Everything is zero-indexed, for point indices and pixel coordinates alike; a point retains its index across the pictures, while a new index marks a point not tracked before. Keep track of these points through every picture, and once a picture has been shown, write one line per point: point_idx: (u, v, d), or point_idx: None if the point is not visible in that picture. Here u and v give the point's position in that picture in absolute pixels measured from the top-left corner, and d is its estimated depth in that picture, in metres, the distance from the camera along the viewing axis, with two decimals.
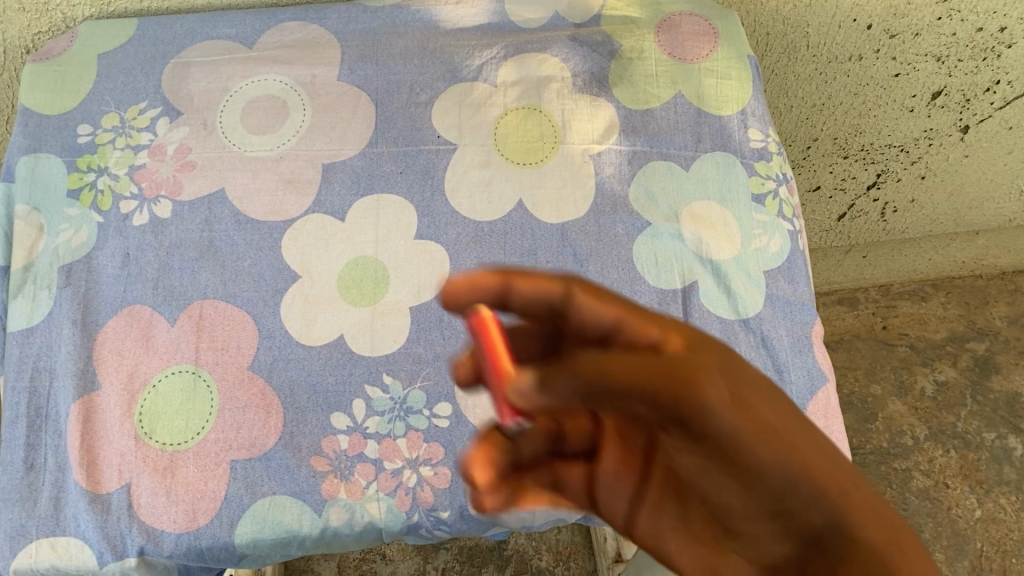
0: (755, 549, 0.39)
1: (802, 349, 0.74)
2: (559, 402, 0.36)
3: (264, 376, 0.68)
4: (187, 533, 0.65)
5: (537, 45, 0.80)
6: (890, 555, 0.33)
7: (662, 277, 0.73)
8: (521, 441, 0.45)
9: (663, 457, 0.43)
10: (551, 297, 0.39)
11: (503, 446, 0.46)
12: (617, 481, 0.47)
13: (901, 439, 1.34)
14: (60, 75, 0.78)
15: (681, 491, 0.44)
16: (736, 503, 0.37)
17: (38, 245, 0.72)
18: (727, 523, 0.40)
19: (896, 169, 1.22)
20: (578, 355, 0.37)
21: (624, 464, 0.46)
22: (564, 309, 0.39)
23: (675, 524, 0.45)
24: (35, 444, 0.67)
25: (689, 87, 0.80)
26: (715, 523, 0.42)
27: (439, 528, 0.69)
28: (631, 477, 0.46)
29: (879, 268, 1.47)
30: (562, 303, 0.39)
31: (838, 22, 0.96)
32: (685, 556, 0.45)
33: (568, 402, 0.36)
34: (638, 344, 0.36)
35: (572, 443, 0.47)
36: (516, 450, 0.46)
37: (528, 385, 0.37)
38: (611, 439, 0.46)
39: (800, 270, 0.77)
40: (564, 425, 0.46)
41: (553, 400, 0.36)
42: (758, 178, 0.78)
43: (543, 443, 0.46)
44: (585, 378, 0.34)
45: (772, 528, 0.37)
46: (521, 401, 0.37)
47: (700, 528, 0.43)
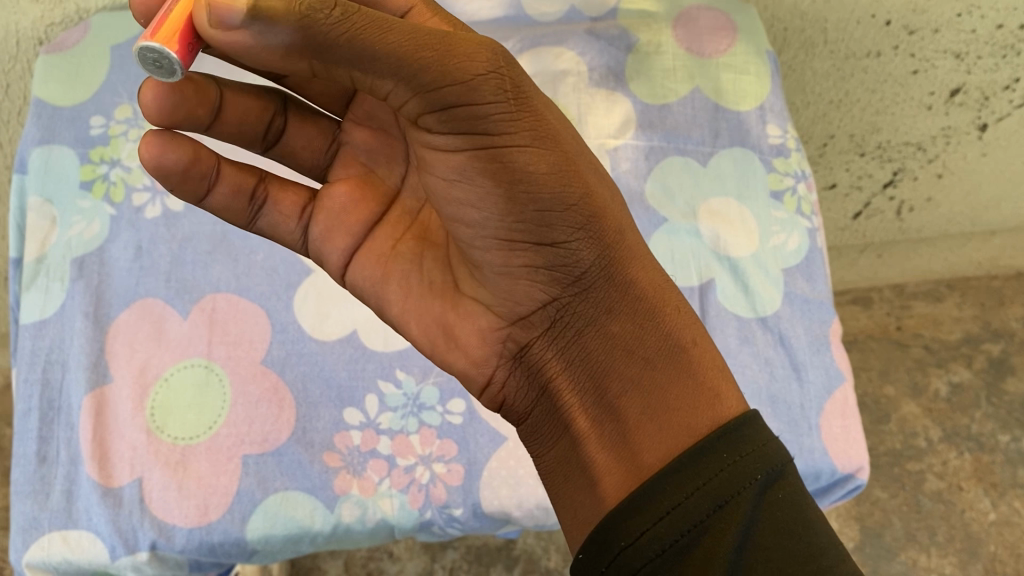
0: (590, 316, 0.51)
1: (820, 348, 0.73)
2: (266, 52, 0.39)
3: (277, 370, 0.68)
4: (199, 528, 0.64)
5: (553, 39, 0.80)
6: (712, 391, 0.49)
7: (679, 273, 0.73)
8: (260, 214, 0.55)
9: (509, 262, 0.50)
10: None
11: (323, 210, 0.55)
12: (386, 271, 0.55)
13: (913, 441, 1.27)
14: (74, 67, 0.77)
15: (475, 305, 0.54)
16: (578, 251, 0.49)
17: (51, 237, 0.71)
18: (576, 273, 0.50)
19: (913, 167, 1.18)
20: (436, 125, 0.43)
21: (402, 240, 0.55)
22: (401, 19, 0.51)
23: (504, 339, 0.53)
24: (48, 437, 0.67)
25: (706, 82, 0.79)
26: (543, 325, 0.52)
27: (453, 526, 0.67)
28: (385, 266, 0.55)
29: (892, 268, 1.38)
30: (404, 10, 0.51)
31: (857, 18, 0.95)
32: (508, 378, 0.54)
33: (439, 126, 0.43)
34: (506, 74, 0.41)
35: (312, 164, 0.57)
36: (340, 210, 0.55)
37: (236, 17, 0.38)
38: (387, 218, 0.55)
39: (819, 268, 0.76)
40: (319, 203, 0.55)
41: (272, 50, 0.39)
42: (776, 174, 0.78)
43: (355, 234, 0.55)
44: (339, 34, 0.37)
45: (518, 255, 0.49)
46: (223, 38, 0.39)
47: (522, 333, 0.53)
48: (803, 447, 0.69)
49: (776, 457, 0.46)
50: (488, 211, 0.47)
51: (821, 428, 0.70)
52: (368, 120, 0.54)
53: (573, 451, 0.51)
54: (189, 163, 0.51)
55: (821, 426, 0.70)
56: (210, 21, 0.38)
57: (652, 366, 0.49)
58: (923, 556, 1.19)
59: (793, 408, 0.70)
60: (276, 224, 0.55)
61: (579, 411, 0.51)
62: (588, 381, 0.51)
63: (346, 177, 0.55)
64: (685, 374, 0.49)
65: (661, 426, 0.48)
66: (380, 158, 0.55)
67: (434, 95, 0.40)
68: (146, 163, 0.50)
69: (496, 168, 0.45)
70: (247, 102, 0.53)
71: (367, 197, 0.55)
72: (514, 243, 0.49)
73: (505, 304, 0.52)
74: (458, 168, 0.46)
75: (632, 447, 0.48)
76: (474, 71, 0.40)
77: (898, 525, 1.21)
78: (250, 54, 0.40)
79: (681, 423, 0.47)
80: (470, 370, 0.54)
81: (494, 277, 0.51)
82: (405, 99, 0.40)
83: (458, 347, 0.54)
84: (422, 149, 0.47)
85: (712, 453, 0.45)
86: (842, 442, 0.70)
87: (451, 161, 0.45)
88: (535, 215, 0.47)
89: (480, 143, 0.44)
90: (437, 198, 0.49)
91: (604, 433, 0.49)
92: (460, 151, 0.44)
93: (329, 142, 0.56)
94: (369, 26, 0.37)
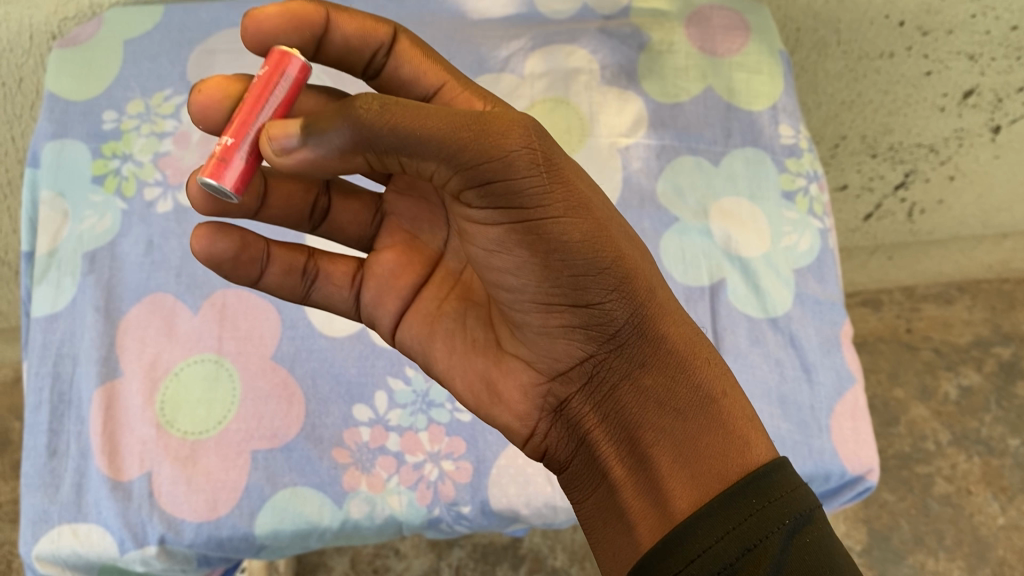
0: (625, 371, 0.51)
1: (831, 349, 0.72)
2: (325, 158, 0.42)
3: (287, 366, 0.68)
4: (208, 522, 0.64)
5: (565, 37, 0.80)
6: (743, 440, 0.47)
7: (689, 273, 0.73)
8: (313, 288, 0.56)
9: (548, 324, 0.50)
10: (371, 39, 0.53)
11: (373, 276, 0.56)
12: (432, 330, 0.55)
13: (923, 444, 1.26)
14: (86, 61, 0.76)
15: (518, 361, 0.53)
16: (614, 311, 0.49)
17: (63, 231, 0.71)
18: (612, 330, 0.50)
19: (925, 169, 1.17)
20: (477, 201, 0.43)
21: (447, 299, 0.56)
22: (433, 94, 0.53)
23: (546, 393, 0.53)
24: (58, 430, 0.67)
25: (718, 81, 0.79)
26: (580, 380, 0.52)
27: (461, 523, 0.67)
28: (432, 324, 0.55)
29: (903, 270, 1.37)
30: (437, 85, 0.53)
31: (870, 18, 0.95)
32: (549, 428, 0.54)
33: (478, 201, 0.43)
34: (538, 149, 0.41)
35: (358, 240, 0.58)
36: (389, 275, 0.56)
37: (292, 138, 0.42)
38: (432, 279, 0.56)
39: (831, 268, 0.75)
40: (369, 272, 0.56)
41: (329, 152, 0.41)
42: (788, 174, 0.77)
43: (405, 295, 0.56)
44: (380, 125, 0.39)
45: (559, 316, 0.49)
46: (284, 163, 0.43)
47: (561, 388, 0.53)
48: (812, 448, 0.69)
49: (805, 503, 0.44)
50: (526, 278, 0.47)
51: (831, 430, 0.70)
52: (408, 191, 0.56)
53: (611, 497, 0.51)
54: (237, 251, 0.52)
55: (831, 428, 0.70)
56: (274, 147, 0.43)
57: (684, 418, 0.49)
58: (931, 560, 1.18)
59: (803, 409, 0.70)
60: (329, 295, 0.57)
61: (614, 461, 0.51)
62: (623, 433, 0.51)
63: (393, 244, 0.56)
64: (715, 423, 0.48)
65: (693, 475, 0.47)
66: (425, 224, 0.56)
67: (474, 172, 0.40)
68: (199, 254, 0.52)
69: (534, 239, 0.45)
70: (291, 185, 0.56)
71: (413, 262, 0.56)
72: (553, 306, 0.48)
73: (545, 360, 0.52)
74: (498, 240, 0.46)
75: (666, 497, 0.47)
76: (509, 148, 0.40)
77: (907, 528, 1.20)
78: (317, 170, 0.43)
79: (711, 472, 0.46)
80: (514, 423, 0.54)
81: (533, 336, 0.51)
82: (447, 177, 0.41)
83: (501, 402, 0.54)
84: (464, 221, 0.47)
85: (741, 499, 0.44)
86: (852, 443, 0.70)
87: (491, 234, 0.46)
88: (571, 280, 0.47)
89: (519, 216, 0.43)
90: (478, 264, 0.49)
91: (641, 485, 0.49)
92: (499, 224, 0.45)
93: (374, 218, 0.58)
94: (405, 114, 0.39)
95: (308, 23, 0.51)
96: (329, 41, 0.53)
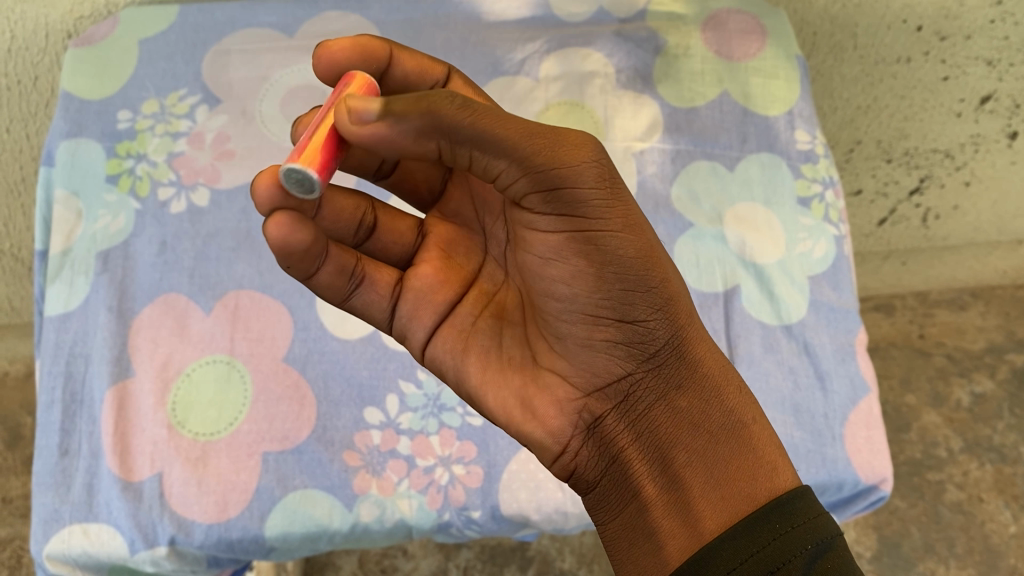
0: (660, 391, 0.51)
1: (845, 357, 0.72)
2: (401, 138, 0.41)
3: (298, 368, 0.68)
4: (218, 524, 0.64)
5: (581, 40, 0.79)
6: (769, 465, 0.49)
7: (703, 279, 0.72)
8: (357, 292, 0.52)
9: (592, 336, 0.50)
10: (428, 76, 0.55)
11: (410, 289, 0.53)
12: (466, 346, 0.53)
13: (934, 450, 1.25)
14: (102, 60, 0.77)
15: (554, 377, 0.52)
16: (656, 329, 0.50)
17: (77, 230, 0.72)
18: (654, 349, 0.51)
19: (940, 174, 1.16)
20: (539, 206, 0.45)
21: (482, 316, 0.53)
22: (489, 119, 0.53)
23: (581, 410, 0.52)
24: (70, 430, 0.67)
25: (734, 86, 0.79)
26: (616, 398, 0.52)
27: (471, 528, 0.67)
28: (466, 339, 0.53)
29: (916, 276, 1.36)
30: None
31: (887, 23, 0.95)
32: (580, 448, 0.53)
33: (542, 207, 0.45)
34: (606, 167, 0.45)
35: (401, 261, 0.55)
36: (428, 290, 0.53)
37: (373, 111, 0.41)
38: (466, 297, 0.54)
39: (846, 275, 0.75)
40: (406, 285, 0.53)
41: (404, 133, 0.41)
42: (804, 180, 0.77)
43: (440, 312, 0.53)
44: (461, 119, 0.40)
45: (606, 328, 0.50)
46: (360, 135, 0.41)
47: (597, 404, 0.52)
48: (825, 457, 0.68)
49: (827, 530, 0.45)
50: (579, 288, 0.48)
51: (845, 438, 0.69)
52: (453, 217, 0.55)
53: (640, 517, 0.51)
54: (311, 245, 0.47)
55: (844, 436, 0.69)
56: (351, 120, 0.41)
57: (717, 441, 0.50)
58: (941, 568, 1.17)
59: (817, 418, 0.69)
60: (371, 303, 0.53)
61: (647, 481, 0.51)
62: (657, 454, 0.51)
63: (429, 259, 0.54)
64: (744, 449, 0.49)
65: (723, 497, 0.48)
66: (460, 248, 0.55)
67: (544, 176, 0.43)
68: (272, 241, 0.46)
69: (591, 250, 0.47)
70: (343, 199, 0.52)
71: (450, 279, 0.53)
72: (600, 319, 0.49)
73: (583, 375, 0.52)
74: (556, 248, 0.47)
75: (697, 517, 0.48)
76: (579, 160, 0.43)
77: (917, 536, 1.19)
78: (385, 146, 0.42)
79: (741, 494, 0.48)
80: (547, 441, 0.52)
81: (574, 348, 0.51)
82: (515, 179, 0.43)
83: (535, 419, 0.52)
84: (523, 229, 0.48)
85: (764, 524, 0.45)
86: (865, 452, 0.69)
87: (548, 242, 0.47)
88: (622, 294, 0.48)
89: (579, 226, 0.46)
90: (528, 273, 0.50)
91: (673, 505, 0.49)
92: (559, 232, 0.47)
93: (416, 238, 0.55)
94: (489, 116, 0.41)
95: (373, 55, 0.52)
96: (389, 75, 0.54)
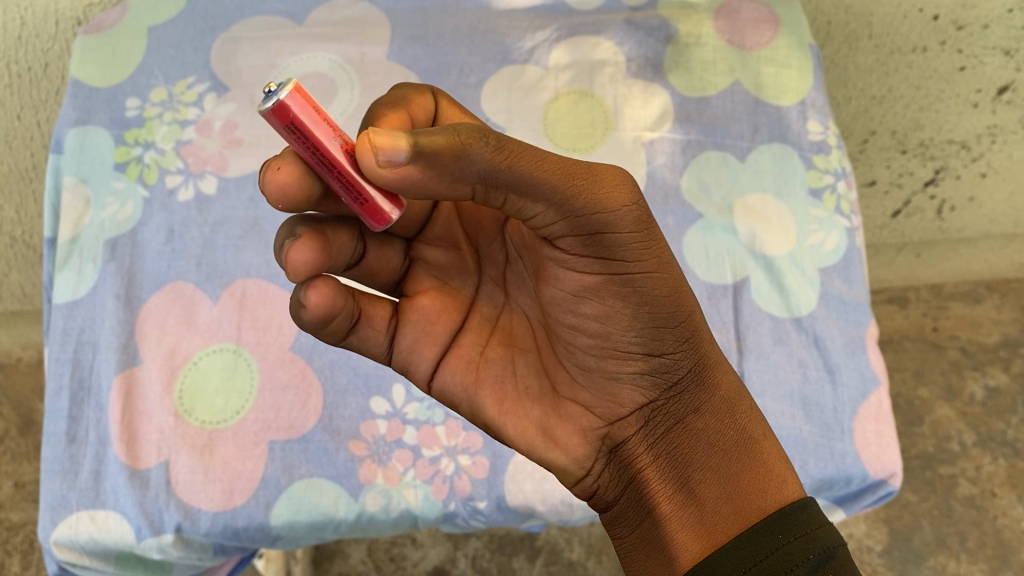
0: (680, 415, 0.51)
1: (855, 350, 0.71)
2: (432, 179, 0.39)
3: (305, 357, 0.68)
4: (224, 512, 0.64)
5: (591, 28, 0.79)
6: (780, 477, 0.49)
7: (713, 271, 0.72)
8: (356, 331, 0.50)
9: (619, 368, 0.50)
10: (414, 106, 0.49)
11: (409, 321, 0.51)
12: (478, 376, 0.52)
13: (947, 444, 1.24)
14: (111, 47, 0.76)
15: (576, 408, 0.52)
16: (681, 359, 0.50)
17: (85, 218, 0.72)
18: (676, 376, 0.51)
19: (956, 166, 1.15)
20: (575, 249, 0.45)
21: (489, 345, 0.53)
22: None
23: (603, 437, 0.52)
24: (77, 417, 0.67)
25: (746, 75, 0.78)
26: (639, 423, 0.52)
27: (476, 519, 0.67)
28: (477, 371, 0.52)
29: (931, 268, 1.34)
30: None
31: (903, 12, 0.95)
32: (602, 470, 0.53)
33: (577, 249, 0.45)
34: (642, 207, 0.44)
35: (386, 284, 0.53)
36: (426, 322, 0.51)
37: (403, 155, 0.38)
38: (469, 326, 0.53)
39: (857, 268, 0.74)
40: (404, 317, 0.51)
41: (432, 172, 0.39)
42: (816, 171, 0.76)
43: (444, 342, 0.52)
44: (497, 162, 0.39)
45: (636, 362, 0.50)
46: (389, 176, 0.39)
47: (619, 431, 0.52)
48: (834, 451, 0.68)
49: (831, 542, 0.45)
50: (612, 327, 0.48)
51: (854, 432, 0.69)
52: (438, 242, 0.53)
53: (654, 532, 0.50)
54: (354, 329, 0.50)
55: (853, 430, 0.69)
56: (378, 159, 0.38)
57: (731, 457, 0.49)
58: (952, 562, 1.17)
59: (825, 411, 0.69)
60: (368, 338, 0.51)
61: (663, 498, 0.50)
62: (676, 474, 0.51)
63: (425, 290, 0.52)
64: (755, 463, 0.49)
65: (736, 509, 0.48)
66: (454, 272, 0.53)
67: (585, 221, 0.42)
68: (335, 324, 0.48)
69: (625, 291, 0.46)
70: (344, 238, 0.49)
71: (450, 307, 0.52)
72: (629, 354, 0.49)
73: (607, 404, 0.52)
74: (586, 288, 0.47)
75: (709, 527, 0.48)
76: (617, 206, 0.42)
77: (929, 530, 1.18)
78: (409, 185, 0.39)
79: (755, 505, 0.47)
80: (568, 465, 0.53)
81: (599, 380, 0.51)
82: (552, 221, 0.43)
83: (557, 447, 0.52)
84: (547, 267, 0.48)
85: (769, 533, 0.45)
86: (875, 446, 0.69)
87: (582, 281, 0.47)
88: (653, 329, 0.48)
89: (615, 269, 0.45)
90: (554, 310, 0.49)
91: (688, 519, 0.49)
92: (593, 273, 0.46)
93: (402, 263, 0.53)
94: (529, 163, 0.39)
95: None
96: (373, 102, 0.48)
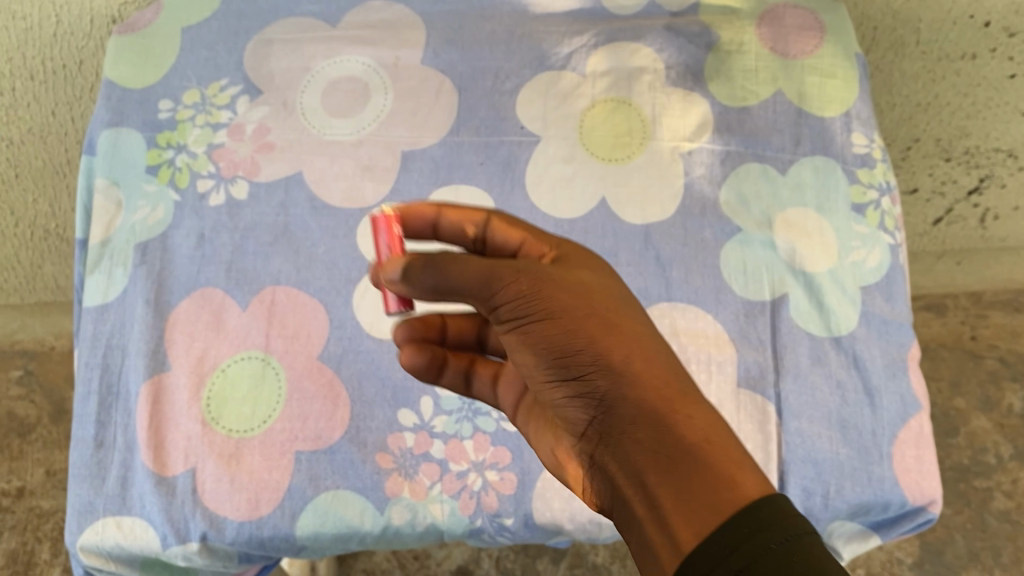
0: None
1: (896, 373, 0.69)
2: (419, 295, 0.51)
3: (333, 367, 0.67)
4: (250, 521, 0.64)
5: (630, 34, 0.77)
6: (730, 480, 0.42)
7: (750, 287, 0.70)
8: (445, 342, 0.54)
9: (556, 398, 0.50)
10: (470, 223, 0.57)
11: None
12: None
13: (983, 457, 1.21)
14: (144, 48, 0.76)
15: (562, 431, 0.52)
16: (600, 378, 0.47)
17: (116, 221, 0.71)
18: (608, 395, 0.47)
19: (1002, 175, 1.11)
20: (501, 312, 0.49)
21: None
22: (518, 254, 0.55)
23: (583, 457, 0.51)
24: (105, 422, 0.67)
25: (789, 84, 0.76)
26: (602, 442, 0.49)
27: (503, 535, 0.67)
28: None
29: (972, 275, 1.30)
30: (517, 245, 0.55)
31: (954, 18, 0.91)
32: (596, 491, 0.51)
33: (502, 314, 0.49)
34: (529, 275, 0.48)
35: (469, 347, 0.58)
36: None
37: (395, 272, 0.50)
38: None
39: (900, 286, 0.72)
40: None
41: (413, 289, 0.50)
42: (859, 186, 0.74)
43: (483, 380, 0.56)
44: (440, 276, 0.48)
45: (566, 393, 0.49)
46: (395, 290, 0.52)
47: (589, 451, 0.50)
48: (872, 476, 0.66)
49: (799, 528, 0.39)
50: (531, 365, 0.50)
51: (893, 457, 0.67)
52: None
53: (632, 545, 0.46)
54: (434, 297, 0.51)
55: (892, 455, 0.67)
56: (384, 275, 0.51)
57: (675, 465, 0.43)
58: None
59: (864, 434, 0.67)
60: None
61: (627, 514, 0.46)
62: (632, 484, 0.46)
63: None
64: (698, 466, 0.43)
65: (686, 514, 0.42)
66: None
67: (490, 301, 0.49)
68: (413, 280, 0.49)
69: (524, 336, 0.49)
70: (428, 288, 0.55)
71: None
72: (553, 384, 0.49)
73: (572, 428, 0.51)
74: (513, 343, 0.50)
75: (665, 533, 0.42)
76: (500, 282, 0.48)
77: (962, 543, 1.16)
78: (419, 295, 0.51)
79: (701, 507, 0.41)
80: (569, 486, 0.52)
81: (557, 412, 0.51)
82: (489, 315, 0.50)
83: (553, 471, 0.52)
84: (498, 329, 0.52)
85: (731, 531, 0.39)
86: (914, 472, 0.67)
87: (509, 338, 0.50)
88: (558, 362, 0.48)
89: (514, 321, 0.49)
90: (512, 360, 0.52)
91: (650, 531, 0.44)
92: (508, 329, 0.49)
93: None
94: (452, 266, 0.48)
95: (416, 214, 0.57)
96: (438, 225, 0.58)
